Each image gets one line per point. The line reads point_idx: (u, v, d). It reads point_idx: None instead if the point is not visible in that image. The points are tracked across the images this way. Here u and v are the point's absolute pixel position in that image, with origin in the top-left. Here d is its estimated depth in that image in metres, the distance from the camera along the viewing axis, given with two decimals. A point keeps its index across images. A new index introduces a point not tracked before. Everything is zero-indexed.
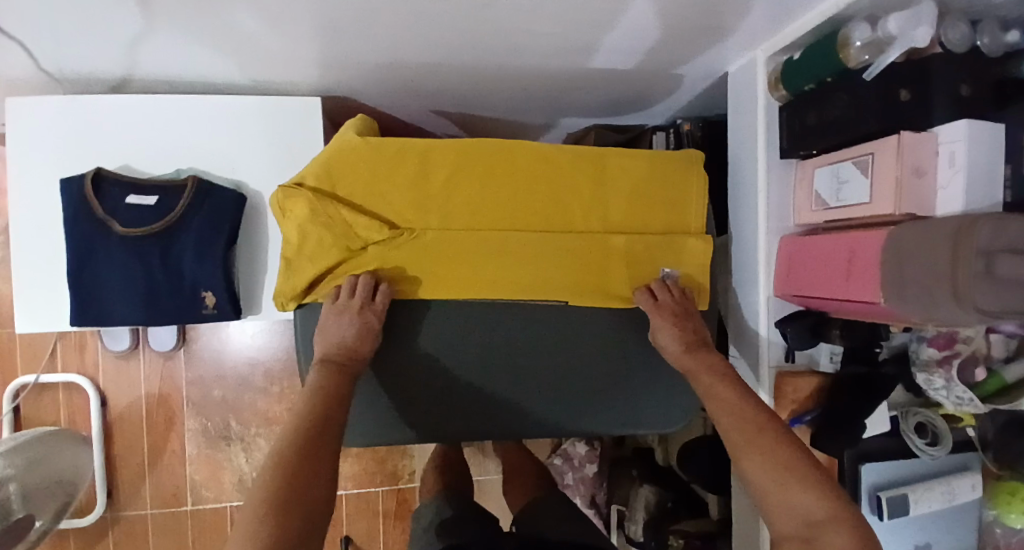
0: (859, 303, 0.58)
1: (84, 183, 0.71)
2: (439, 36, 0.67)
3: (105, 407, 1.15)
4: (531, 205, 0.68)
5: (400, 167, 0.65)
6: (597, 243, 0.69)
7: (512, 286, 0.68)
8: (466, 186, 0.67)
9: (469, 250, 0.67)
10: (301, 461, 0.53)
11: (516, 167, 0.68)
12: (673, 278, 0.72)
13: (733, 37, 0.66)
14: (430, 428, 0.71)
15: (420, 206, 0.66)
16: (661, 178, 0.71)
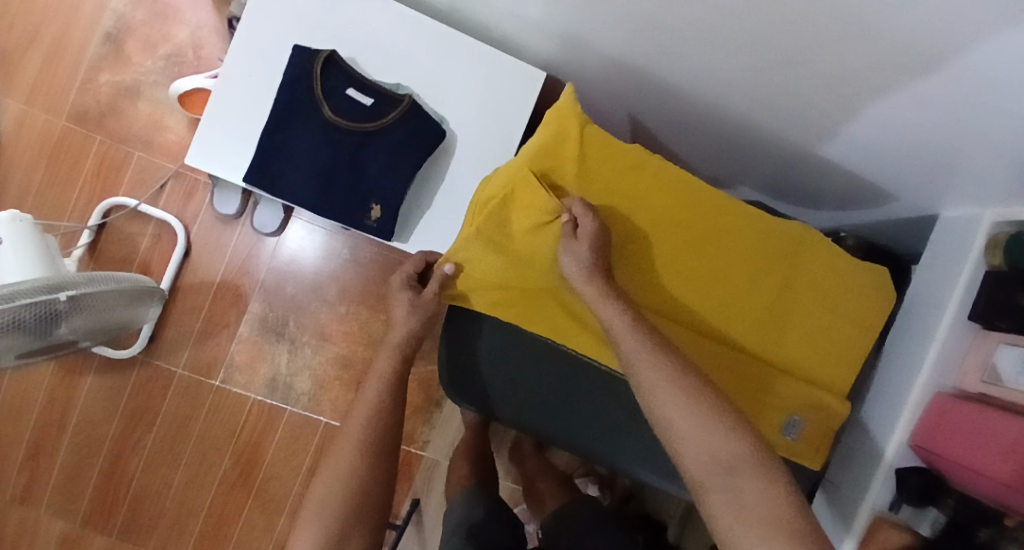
0: (1003, 490, 0.57)
1: (314, 60, 0.72)
2: (704, 64, 0.68)
3: (184, 257, 1.16)
4: (703, 300, 0.66)
5: (595, 218, 0.65)
6: (748, 367, 0.67)
7: None
8: (649, 262, 0.65)
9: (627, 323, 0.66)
10: (376, 443, 0.66)
11: (705, 259, 0.66)
12: (801, 429, 0.68)
13: (971, 185, 0.67)
14: (537, 422, 0.71)
15: (602, 261, 0.65)
16: (833, 329, 0.69)
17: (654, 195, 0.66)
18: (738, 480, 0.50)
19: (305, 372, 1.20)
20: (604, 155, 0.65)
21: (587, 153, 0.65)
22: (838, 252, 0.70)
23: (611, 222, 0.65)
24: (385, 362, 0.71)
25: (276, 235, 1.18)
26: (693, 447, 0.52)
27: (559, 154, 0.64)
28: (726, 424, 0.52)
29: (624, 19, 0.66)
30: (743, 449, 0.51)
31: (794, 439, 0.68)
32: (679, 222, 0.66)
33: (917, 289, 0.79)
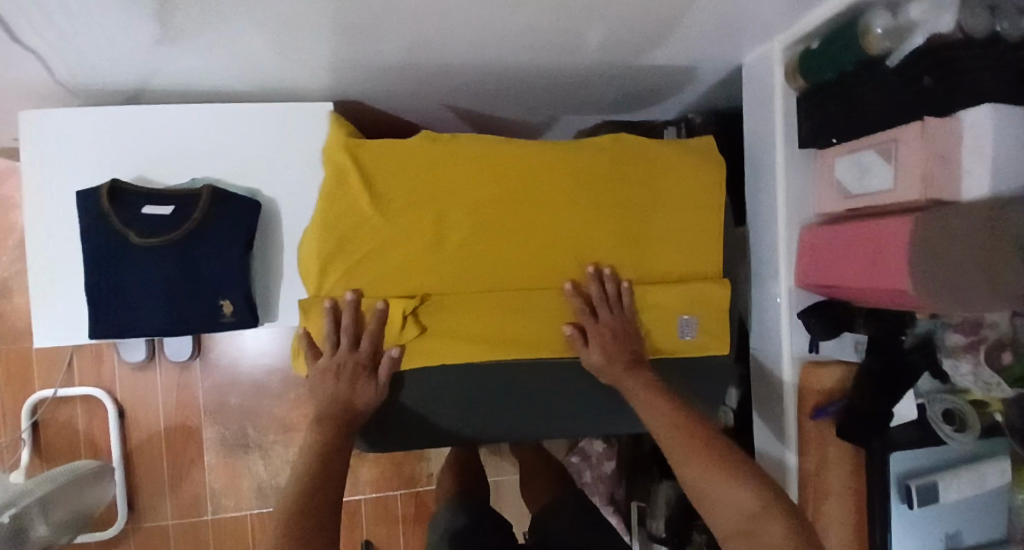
0: (887, 297, 0.58)
1: (100, 196, 0.71)
2: (454, 36, 0.67)
3: (123, 418, 1.15)
4: (546, 260, 0.67)
5: (410, 233, 0.64)
6: (616, 298, 0.67)
7: (530, 345, 0.67)
8: (484, 241, 0.65)
9: (487, 314, 0.66)
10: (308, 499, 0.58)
11: (531, 221, 0.66)
12: (692, 326, 0.70)
13: (746, 29, 0.66)
14: (456, 430, 0.69)
15: (439, 261, 0.65)
16: (682, 223, 0.69)
17: (460, 177, 0.65)
18: (756, 528, 0.57)
19: (285, 469, 1.20)
20: (395, 162, 0.64)
21: (375, 168, 0.64)
22: (657, 148, 0.69)
23: (428, 230, 0.64)
24: (304, 449, 0.62)
25: (197, 359, 1.17)
26: (718, 513, 0.59)
27: (349, 181, 0.63)
28: (723, 479, 0.59)
29: (357, 35, 0.65)
30: (759, 499, 0.58)
31: (689, 338, 0.70)
32: (495, 192, 0.65)
33: (746, 141, 0.78)
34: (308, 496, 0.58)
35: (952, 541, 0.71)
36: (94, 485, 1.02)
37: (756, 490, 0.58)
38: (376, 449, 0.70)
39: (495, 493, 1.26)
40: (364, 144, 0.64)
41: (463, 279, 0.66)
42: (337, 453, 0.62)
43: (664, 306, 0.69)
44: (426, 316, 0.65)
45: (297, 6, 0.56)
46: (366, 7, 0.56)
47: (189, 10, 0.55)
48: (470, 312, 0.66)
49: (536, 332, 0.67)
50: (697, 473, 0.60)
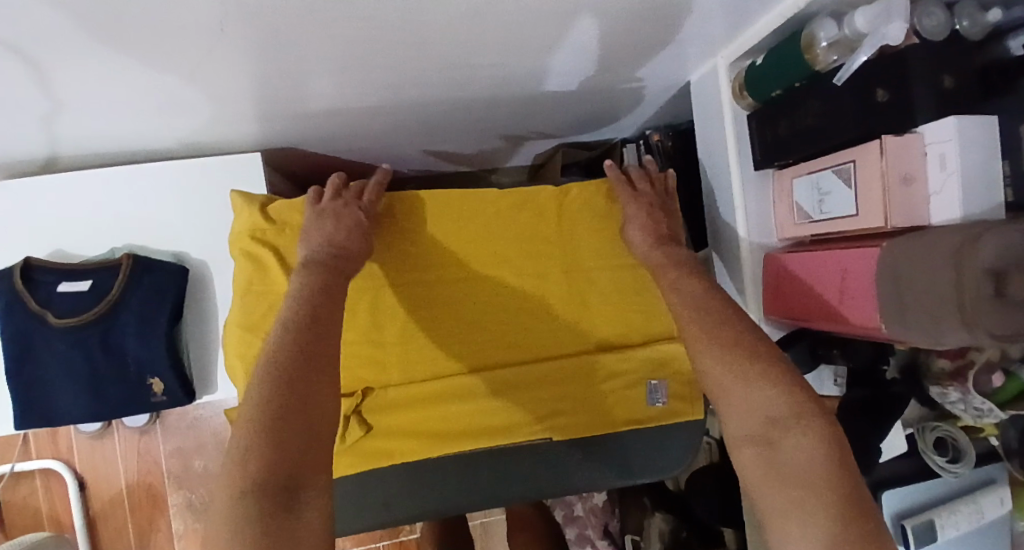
0: (858, 330, 0.54)
1: (12, 277, 0.66)
2: (376, 78, 0.62)
3: (83, 491, 1.09)
4: (496, 334, 0.62)
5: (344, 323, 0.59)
6: (575, 366, 0.63)
7: (490, 427, 0.62)
8: (424, 322, 0.61)
9: (438, 400, 0.61)
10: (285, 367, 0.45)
11: (474, 294, 0.61)
12: (662, 388, 0.64)
13: (688, 46, 0.61)
14: (418, 509, 0.63)
15: (377, 349, 0.60)
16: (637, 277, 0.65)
17: (392, 257, 0.60)
18: (777, 435, 0.45)
19: None
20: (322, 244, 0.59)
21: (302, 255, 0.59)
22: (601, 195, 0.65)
23: (363, 318, 0.60)
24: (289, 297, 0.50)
25: (158, 422, 1.11)
26: (737, 408, 0.47)
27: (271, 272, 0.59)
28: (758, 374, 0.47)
29: (270, 85, 0.60)
30: (794, 400, 0.46)
31: (662, 404, 0.65)
32: (433, 269, 0.61)
33: (703, 162, 0.74)
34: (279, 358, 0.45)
35: None
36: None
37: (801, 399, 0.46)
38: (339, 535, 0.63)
39: (483, 536, 1.20)
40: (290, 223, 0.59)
41: (407, 365, 0.61)
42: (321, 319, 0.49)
43: (626, 375, 0.64)
44: (370, 411, 0.60)
45: (191, 65, 0.51)
46: (267, 58, 0.52)
47: (74, 79, 0.50)
48: (415, 403, 0.61)
49: (494, 411, 0.62)
50: (721, 366, 0.49)
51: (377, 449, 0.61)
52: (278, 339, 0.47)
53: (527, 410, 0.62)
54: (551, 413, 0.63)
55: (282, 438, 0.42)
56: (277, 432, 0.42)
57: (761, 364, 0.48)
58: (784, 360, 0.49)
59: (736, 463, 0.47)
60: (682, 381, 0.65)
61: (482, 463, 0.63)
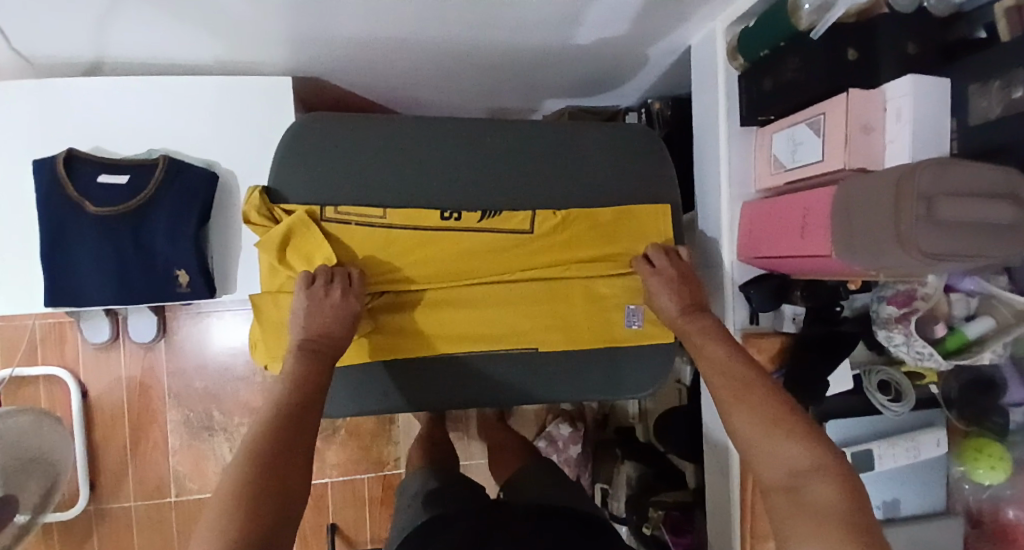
0: (818, 263, 0.60)
1: (55, 165, 0.71)
2: (406, 11, 0.68)
3: (87, 399, 1.15)
4: (498, 256, 0.70)
5: (362, 235, 0.66)
6: (564, 286, 0.72)
7: (488, 335, 0.70)
8: (437, 237, 0.68)
9: (445, 306, 0.69)
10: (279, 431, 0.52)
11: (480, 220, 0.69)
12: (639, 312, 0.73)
13: (691, 9, 0.68)
14: (415, 402, 0.70)
15: (390, 256, 0.67)
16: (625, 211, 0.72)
17: (413, 171, 0.68)
18: (800, 482, 0.48)
19: None
20: (353, 150, 0.67)
21: (333, 156, 0.66)
22: (597, 136, 0.74)
23: (378, 233, 0.66)
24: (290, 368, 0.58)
25: (163, 340, 1.17)
26: (765, 460, 0.51)
27: (304, 169, 0.66)
28: (784, 432, 0.52)
29: (312, 10, 0.66)
30: (815, 455, 0.49)
31: (638, 327, 0.73)
32: (449, 189, 0.69)
33: (694, 112, 0.78)
34: (277, 420, 0.53)
35: (888, 508, 0.74)
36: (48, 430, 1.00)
37: (818, 447, 0.50)
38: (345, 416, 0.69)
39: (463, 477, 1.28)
40: (325, 127, 0.66)
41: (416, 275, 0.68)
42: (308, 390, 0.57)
43: (607, 298, 0.72)
44: (381, 312, 0.68)
45: None
46: None
47: None
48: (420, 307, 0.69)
49: (493, 321, 0.70)
50: (749, 423, 0.54)
51: (384, 344, 0.68)
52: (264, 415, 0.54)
53: (521, 322, 0.70)
54: (537, 328, 0.71)
55: (260, 491, 0.46)
56: (249, 484, 0.46)
57: (782, 420, 0.53)
58: (804, 416, 0.54)
59: (767, 510, 0.50)
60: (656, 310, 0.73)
61: (476, 368, 0.70)
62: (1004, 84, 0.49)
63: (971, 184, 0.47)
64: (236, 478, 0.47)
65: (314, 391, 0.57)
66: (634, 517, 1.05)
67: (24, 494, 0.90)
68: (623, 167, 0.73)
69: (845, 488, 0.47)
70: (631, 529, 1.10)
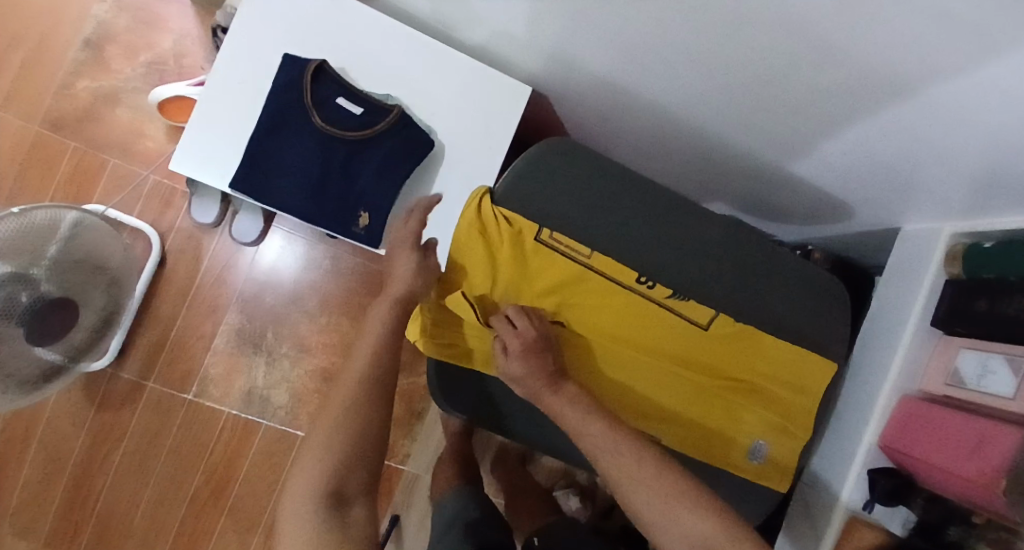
0: (974, 488, 0.59)
1: (307, 68, 0.73)
2: (681, 85, 0.72)
3: (160, 267, 1.13)
4: (668, 338, 0.70)
5: (553, 267, 0.68)
6: (711, 393, 0.71)
7: (628, 408, 0.70)
8: (626, 297, 0.69)
9: (602, 363, 0.69)
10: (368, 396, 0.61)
11: (663, 298, 0.70)
12: (763, 451, 0.72)
13: (927, 204, 0.72)
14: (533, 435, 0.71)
15: (579, 296, 0.69)
16: (786, 349, 0.72)
17: (631, 232, 0.71)
18: None
19: (282, 385, 1.17)
20: (586, 190, 0.71)
21: (565, 188, 0.70)
22: (788, 266, 0.76)
23: (569, 271, 0.68)
24: (362, 364, 0.63)
25: (257, 246, 1.17)
26: (668, 532, 0.55)
27: (539, 188, 0.69)
28: (687, 506, 0.55)
29: (608, 43, 0.70)
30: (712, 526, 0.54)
31: (757, 463, 0.72)
32: (652, 259, 0.71)
33: (877, 296, 0.85)
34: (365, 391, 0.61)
35: None
36: (112, 253, 0.96)
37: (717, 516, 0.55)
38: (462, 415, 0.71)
39: None
40: (571, 160, 0.71)
41: (586, 323, 0.69)
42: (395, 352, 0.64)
43: (745, 424, 0.72)
44: None
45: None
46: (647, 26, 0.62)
47: None
48: (582, 354, 0.69)
49: (636, 396, 0.70)
50: (647, 503, 0.56)
51: None
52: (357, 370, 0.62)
53: (661, 408, 0.70)
54: (672, 421, 0.71)
55: (348, 450, 0.59)
56: (341, 445, 0.59)
57: (692, 503, 0.55)
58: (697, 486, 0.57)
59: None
60: (783, 453, 0.73)
61: None
62: None
63: None
64: (337, 434, 0.59)
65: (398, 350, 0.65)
66: None
67: (79, 321, 0.91)
68: (808, 309, 0.76)
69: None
70: None
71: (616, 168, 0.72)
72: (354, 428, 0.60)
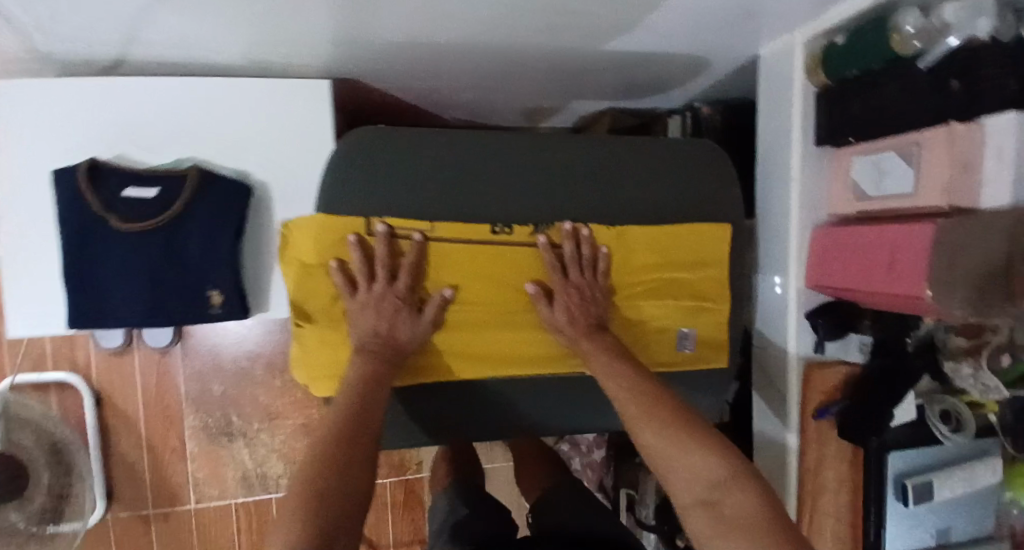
0: (900, 301, 0.57)
1: (77, 173, 0.66)
2: (464, 20, 0.63)
3: (100, 404, 1.10)
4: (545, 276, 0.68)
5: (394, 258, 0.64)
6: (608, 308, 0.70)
7: (522, 358, 0.70)
8: (482, 254, 0.66)
9: (487, 328, 0.68)
10: (362, 410, 0.58)
11: (522, 240, 0.67)
12: (691, 337, 0.72)
13: (768, 23, 0.64)
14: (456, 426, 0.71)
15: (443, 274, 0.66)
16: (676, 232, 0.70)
17: (467, 188, 0.66)
18: (715, 499, 0.54)
19: (272, 456, 1.16)
20: (400, 165, 0.64)
21: (378, 176, 0.64)
22: (649, 145, 0.72)
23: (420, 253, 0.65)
24: (350, 381, 0.59)
25: (177, 345, 1.10)
26: (680, 479, 0.56)
27: (355, 182, 0.63)
28: (692, 442, 0.57)
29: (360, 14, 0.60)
30: (716, 467, 0.55)
31: (688, 350, 0.73)
32: (503, 203, 0.66)
33: (760, 115, 0.74)
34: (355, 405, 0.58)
35: (942, 536, 0.73)
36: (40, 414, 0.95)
37: (728, 460, 0.55)
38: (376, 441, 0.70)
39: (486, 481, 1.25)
40: (368, 143, 0.64)
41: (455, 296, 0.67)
42: (378, 371, 0.61)
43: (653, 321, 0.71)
44: None
45: None
46: None
47: None
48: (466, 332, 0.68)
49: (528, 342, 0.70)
50: (656, 443, 0.58)
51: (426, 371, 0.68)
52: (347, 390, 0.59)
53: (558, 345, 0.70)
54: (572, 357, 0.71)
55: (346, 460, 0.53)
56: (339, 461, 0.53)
57: (684, 434, 0.57)
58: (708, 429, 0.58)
59: (687, 525, 0.55)
60: (706, 329, 0.73)
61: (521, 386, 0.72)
62: None
63: None
64: (335, 447, 0.54)
65: (382, 370, 0.61)
66: (665, 526, 1.06)
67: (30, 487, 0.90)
68: (683, 184, 0.71)
69: (750, 492, 0.54)
70: (661, 537, 1.09)
71: (433, 131, 0.66)
72: (348, 440, 0.55)
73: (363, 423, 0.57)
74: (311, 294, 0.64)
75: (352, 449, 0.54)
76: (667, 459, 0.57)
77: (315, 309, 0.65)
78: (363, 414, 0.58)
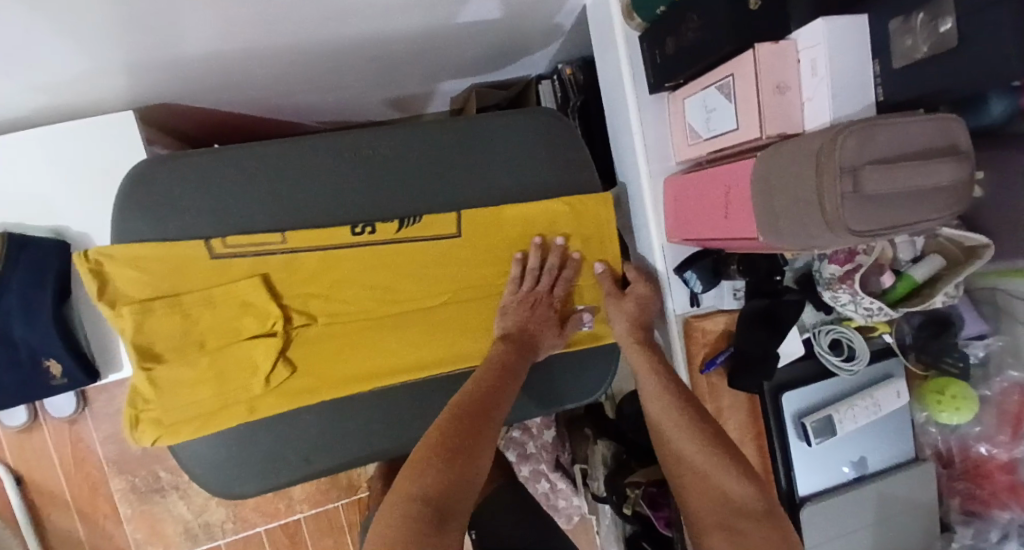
0: (743, 241, 0.54)
1: None
2: (253, 36, 0.58)
3: (20, 485, 1.06)
4: (417, 269, 0.65)
5: (247, 276, 0.60)
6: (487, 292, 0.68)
7: (407, 364, 0.66)
8: (344, 256, 0.62)
9: (363, 334, 0.65)
10: (487, 399, 0.59)
11: (385, 237, 0.63)
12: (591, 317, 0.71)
13: None
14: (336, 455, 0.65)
15: (294, 286, 0.63)
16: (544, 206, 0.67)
17: (299, 199, 0.61)
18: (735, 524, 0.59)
19: (213, 502, 1.13)
20: (210, 181, 0.59)
21: (191, 205, 0.58)
22: (501, 117, 0.66)
23: (274, 266, 0.61)
24: (482, 373, 0.61)
25: (88, 409, 1.06)
26: (703, 498, 0.62)
27: (167, 214, 0.58)
28: (727, 469, 0.62)
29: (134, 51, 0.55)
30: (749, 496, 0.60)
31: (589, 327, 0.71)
32: (333, 212, 0.61)
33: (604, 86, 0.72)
34: (474, 401, 0.58)
35: (858, 467, 0.72)
36: None
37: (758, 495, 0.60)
38: (246, 489, 0.64)
39: None
40: (168, 164, 0.58)
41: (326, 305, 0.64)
42: (511, 364, 0.62)
43: None
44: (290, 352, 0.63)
45: (30, 41, 0.47)
46: (129, 30, 0.49)
47: None
48: (345, 344, 0.65)
49: (413, 345, 0.66)
50: (694, 458, 0.63)
51: (298, 396, 0.63)
52: (480, 380, 0.60)
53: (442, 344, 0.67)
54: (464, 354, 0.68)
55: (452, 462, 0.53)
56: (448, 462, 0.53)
57: (721, 460, 0.62)
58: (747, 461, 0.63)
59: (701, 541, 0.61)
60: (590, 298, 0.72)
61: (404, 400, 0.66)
62: (928, 16, 0.40)
63: (896, 145, 0.40)
64: (453, 438, 0.55)
65: (514, 367, 0.62)
66: (614, 497, 1.04)
67: None
68: (537, 157, 0.67)
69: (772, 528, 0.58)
70: (614, 508, 1.07)
71: (239, 148, 0.59)
72: (466, 437, 0.55)
73: (483, 427, 0.57)
74: (156, 334, 0.59)
75: (463, 456, 0.54)
76: (695, 476, 0.63)
77: (159, 346, 0.59)
78: (487, 412, 0.58)
